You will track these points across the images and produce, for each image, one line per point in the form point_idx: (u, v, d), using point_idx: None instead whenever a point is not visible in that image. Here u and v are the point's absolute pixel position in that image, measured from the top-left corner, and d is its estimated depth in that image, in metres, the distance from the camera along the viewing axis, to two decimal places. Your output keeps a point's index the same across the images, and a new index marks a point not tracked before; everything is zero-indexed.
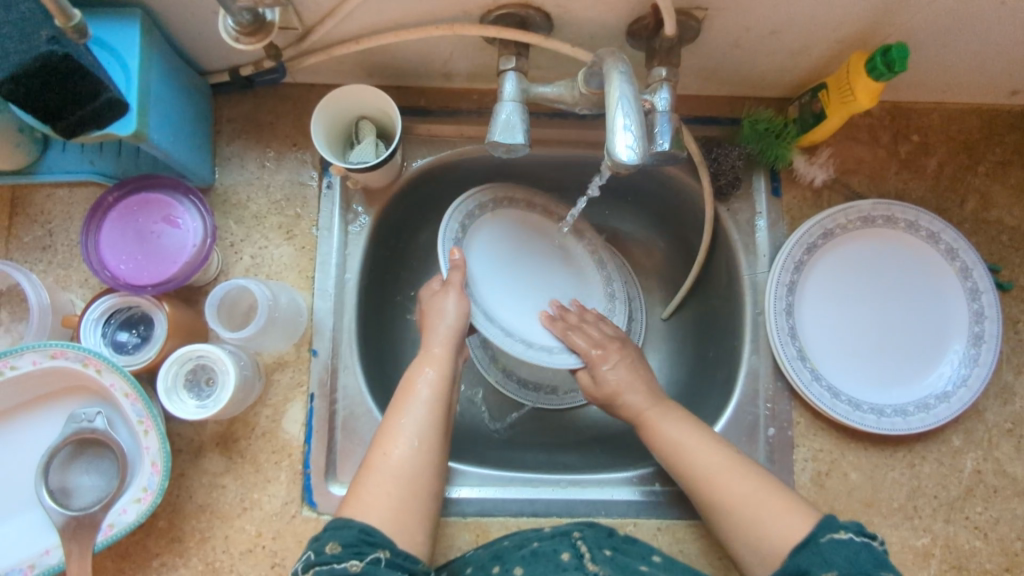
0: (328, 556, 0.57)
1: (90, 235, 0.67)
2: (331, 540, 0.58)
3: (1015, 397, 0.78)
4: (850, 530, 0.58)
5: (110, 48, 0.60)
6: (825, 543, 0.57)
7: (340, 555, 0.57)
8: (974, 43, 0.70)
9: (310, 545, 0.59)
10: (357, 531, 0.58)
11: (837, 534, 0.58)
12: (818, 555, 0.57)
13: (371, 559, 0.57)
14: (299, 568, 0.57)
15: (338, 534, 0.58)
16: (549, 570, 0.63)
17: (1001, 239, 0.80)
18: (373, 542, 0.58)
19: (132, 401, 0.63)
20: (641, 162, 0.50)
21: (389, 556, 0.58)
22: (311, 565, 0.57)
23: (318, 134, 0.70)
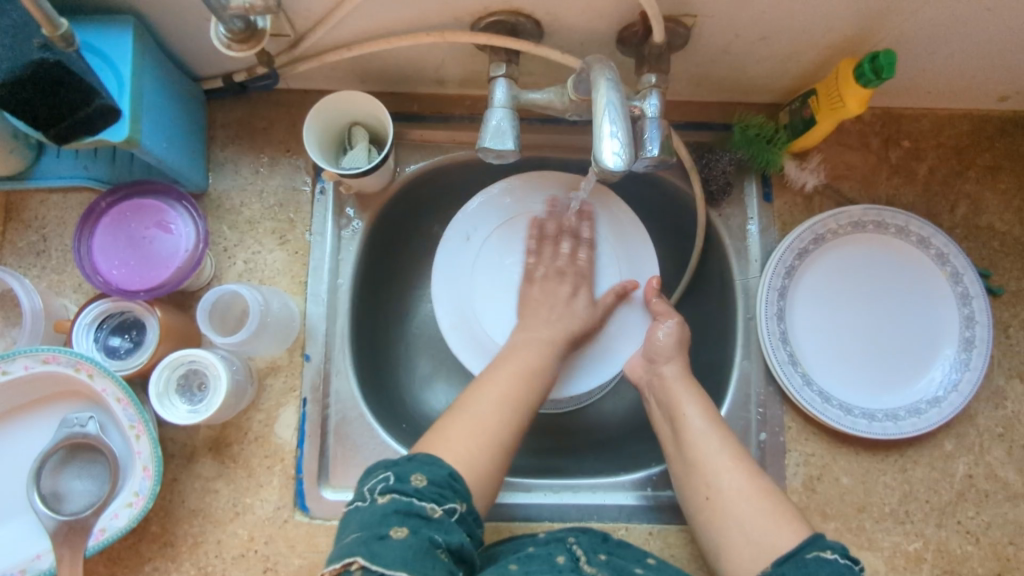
0: (411, 487, 0.56)
1: (83, 240, 0.67)
2: (417, 472, 0.58)
3: (1007, 402, 0.78)
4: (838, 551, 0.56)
5: (101, 55, 0.61)
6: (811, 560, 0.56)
7: (425, 491, 0.56)
8: (962, 49, 0.70)
9: (391, 468, 0.58)
10: (446, 475, 0.58)
11: (824, 554, 0.56)
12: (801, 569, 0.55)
13: (449, 508, 0.57)
14: (378, 488, 0.56)
15: (426, 469, 0.58)
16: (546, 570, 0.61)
17: (991, 244, 0.80)
18: (456, 488, 0.58)
19: (124, 405, 0.63)
20: (628, 169, 0.50)
21: (462, 510, 0.58)
22: (390, 490, 0.56)
23: (311, 139, 0.70)
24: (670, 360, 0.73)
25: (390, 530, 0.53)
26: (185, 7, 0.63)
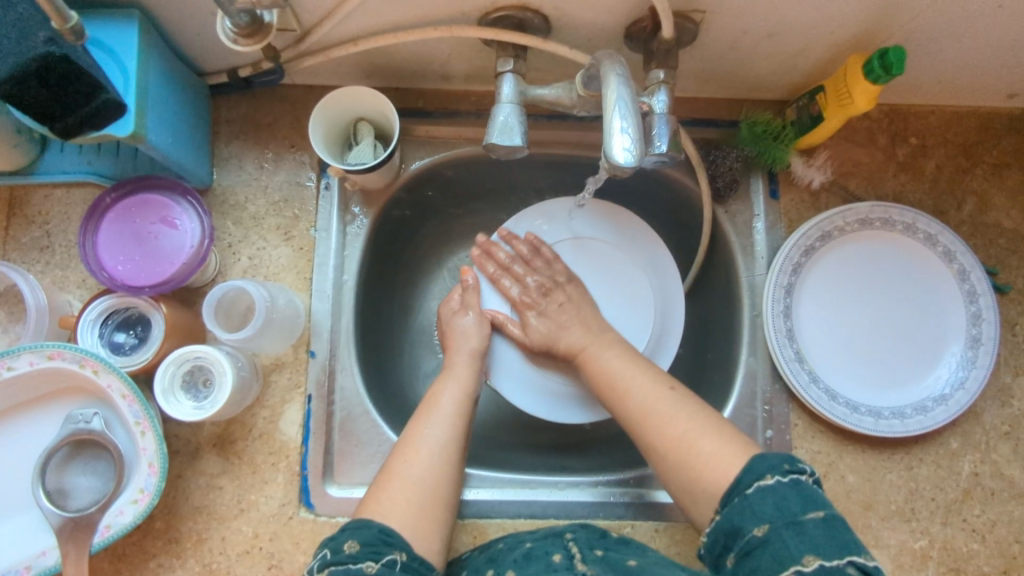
0: (344, 555, 0.58)
1: (88, 235, 0.67)
2: (349, 539, 0.59)
3: (1013, 399, 0.78)
4: (778, 472, 0.55)
5: (107, 49, 0.60)
6: (754, 493, 0.55)
7: (358, 554, 0.57)
8: (970, 46, 0.70)
9: (326, 545, 0.60)
10: (378, 532, 0.60)
11: (763, 481, 0.55)
12: (747, 508, 0.55)
13: (386, 561, 0.58)
14: (316, 566, 0.58)
15: (356, 534, 0.59)
16: (540, 571, 0.63)
17: (999, 241, 0.80)
18: (390, 542, 0.59)
19: (129, 402, 0.63)
20: (638, 164, 0.49)
21: (405, 559, 0.59)
22: (327, 563, 0.57)
23: (317, 135, 0.70)
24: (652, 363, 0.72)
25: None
26: (190, 2, 0.62)
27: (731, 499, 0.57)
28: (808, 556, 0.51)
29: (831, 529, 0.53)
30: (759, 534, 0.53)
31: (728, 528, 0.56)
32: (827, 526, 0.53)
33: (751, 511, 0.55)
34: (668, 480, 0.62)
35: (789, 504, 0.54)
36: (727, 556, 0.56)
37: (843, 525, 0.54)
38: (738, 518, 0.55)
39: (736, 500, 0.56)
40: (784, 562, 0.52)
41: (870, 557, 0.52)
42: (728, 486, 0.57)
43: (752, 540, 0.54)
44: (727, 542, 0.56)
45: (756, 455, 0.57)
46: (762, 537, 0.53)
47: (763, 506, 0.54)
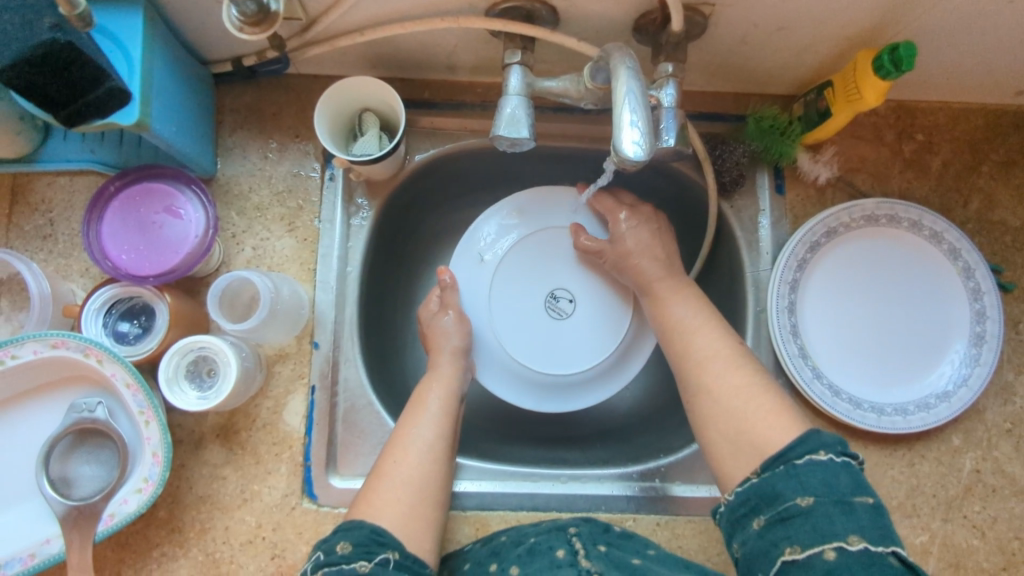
0: (338, 556, 0.58)
1: (92, 224, 0.67)
2: (342, 540, 0.59)
3: (1015, 397, 0.78)
4: (832, 451, 0.57)
5: (111, 37, 0.59)
6: (803, 464, 0.56)
7: (351, 555, 0.58)
8: (981, 42, 0.70)
9: (319, 547, 0.60)
10: (369, 532, 0.60)
11: (815, 455, 0.56)
12: (793, 476, 0.56)
13: (380, 560, 0.58)
14: (310, 568, 0.59)
15: (349, 534, 0.60)
16: (545, 568, 0.62)
17: (1004, 239, 0.80)
18: (383, 541, 0.60)
19: (133, 391, 0.63)
20: (648, 158, 0.49)
21: (397, 557, 0.59)
22: (321, 565, 0.58)
23: (322, 125, 0.69)
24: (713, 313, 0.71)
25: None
26: None
27: (776, 466, 0.57)
28: (853, 535, 0.52)
29: (876, 517, 0.54)
30: (803, 503, 0.54)
31: (767, 493, 0.57)
32: (874, 513, 0.54)
33: (798, 480, 0.55)
34: (708, 432, 0.64)
35: (838, 483, 0.55)
36: (756, 517, 0.57)
37: (886, 517, 0.54)
38: (781, 485, 0.56)
39: (781, 467, 0.57)
40: (825, 535, 0.53)
41: (906, 550, 0.53)
42: (774, 453, 0.58)
43: (791, 508, 0.55)
44: (760, 504, 0.57)
45: (812, 430, 0.58)
46: (806, 507, 0.54)
47: (810, 478, 0.55)
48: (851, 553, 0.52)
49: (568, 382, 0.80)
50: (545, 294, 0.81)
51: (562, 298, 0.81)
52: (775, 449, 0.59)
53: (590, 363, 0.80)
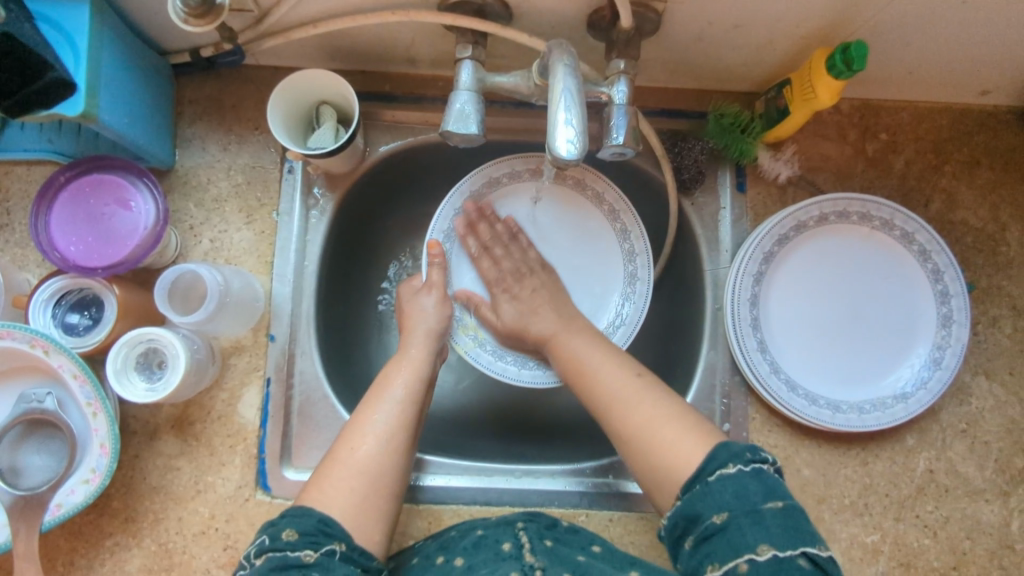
0: (282, 542, 0.56)
1: (40, 216, 0.66)
2: (287, 527, 0.57)
3: (971, 398, 0.78)
4: (739, 461, 0.56)
5: (57, 27, 0.59)
6: (715, 481, 0.56)
7: (296, 542, 0.56)
8: (939, 42, 0.69)
9: (266, 529, 0.58)
10: (316, 521, 0.58)
11: (724, 470, 0.56)
12: (706, 495, 0.56)
13: (326, 551, 0.56)
14: (254, 552, 0.57)
15: (295, 522, 0.58)
16: (489, 560, 0.62)
17: (965, 240, 0.80)
18: (329, 532, 0.58)
19: (81, 382, 0.63)
20: (581, 157, 0.49)
21: (343, 549, 0.57)
22: (265, 551, 0.56)
23: (276, 118, 0.69)
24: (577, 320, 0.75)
25: None
26: None
27: (693, 485, 0.57)
28: (763, 545, 0.52)
29: (789, 526, 0.53)
30: (718, 521, 0.54)
31: (688, 513, 0.56)
32: (785, 518, 0.53)
33: (711, 498, 0.55)
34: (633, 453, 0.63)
35: (749, 494, 0.54)
36: (686, 537, 0.57)
37: (801, 516, 0.54)
38: (700, 505, 0.56)
39: (697, 486, 0.57)
40: (739, 549, 0.52)
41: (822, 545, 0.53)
42: (691, 472, 0.58)
43: (710, 526, 0.54)
44: (685, 525, 0.57)
45: (719, 445, 0.58)
46: (721, 523, 0.54)
47: (722, 495, 0.55)
48: (762, 563, 0.52)
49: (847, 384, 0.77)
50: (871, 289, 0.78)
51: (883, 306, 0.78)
52: (688, 469, 0.58)
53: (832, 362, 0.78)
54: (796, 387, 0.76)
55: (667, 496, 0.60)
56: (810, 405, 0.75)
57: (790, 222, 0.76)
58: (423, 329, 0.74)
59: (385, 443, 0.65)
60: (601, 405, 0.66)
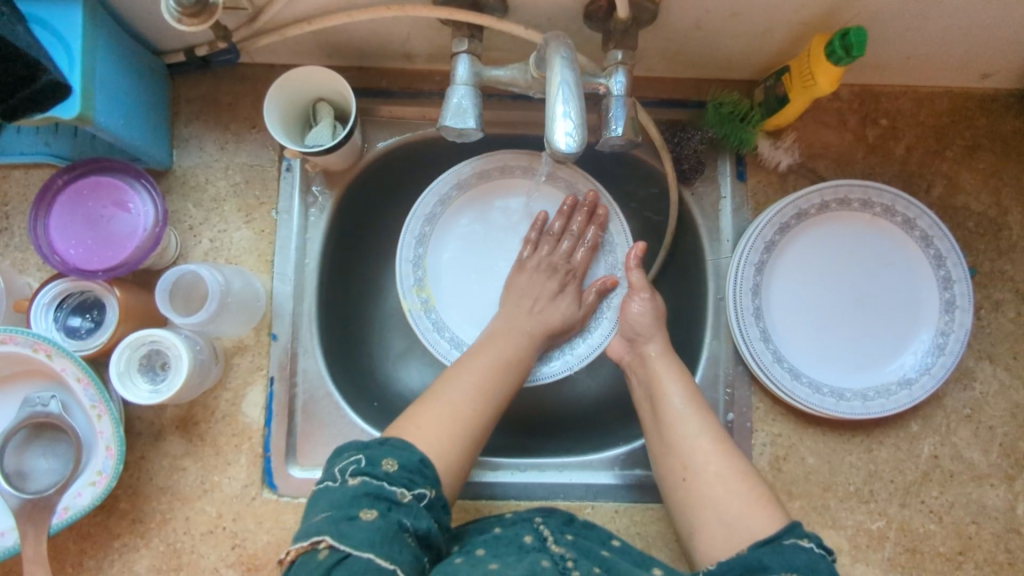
0: (381, 471, 0.57)
1: (39, 219, 0.66)
2: (389, 457, 0.58)
3: (975, 383, 0.78)
4: (815, 541, 0.58)
5: (50, 28, 0.59)
6: (789, 546, 0.57)
7: (394, 475, 0.57)
8: (939, 25, 0.69)
9: (364, 451, 0.59)
10: (417, 461, 0.59)
11: (801, 541, 0.57)
12: (780, 553, 0.56)
13: (418, 494, 0.57)
14: (349, 470, 0.57)
15: (398, 454, 0.59)
16: (512, 551, 0.61)
17: (967, 225, 0.80)
18: (426, 475, 0.59)
19: (84, 385, 0.63)
20: (581, 151, 0.49)
21: (432, 496, 0.58)
22: (361, 472, 0.57)
23: (273, 117, 0.69)
24: (651, 338, 0.73)
25: (359, 512, 0.54)
26: None
27: (765, 543, 0.57)
28: None
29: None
30: None
31: (752, 564, 0.56)
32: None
33: (788, 560, 0.56)
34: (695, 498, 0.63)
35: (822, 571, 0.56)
36: None
37: None
38: (768, 558, 0.56)
39: (770, 545, 0.57)
40: None
41: None
42: (760, 537, 0.59)
43: None
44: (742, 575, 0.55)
45: (795, 520, 0.59)
46: None
47: (797, 558, 0.56)
48: None
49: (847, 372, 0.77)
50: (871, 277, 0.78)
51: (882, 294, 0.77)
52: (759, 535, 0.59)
53: (832, 351, 0.77)
54: (799, 376, 0.76)
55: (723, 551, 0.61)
56: (813, 394, 0.75)
57: (790, 211, 0.76)
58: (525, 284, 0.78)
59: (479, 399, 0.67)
60: (668, 458, 0.67)
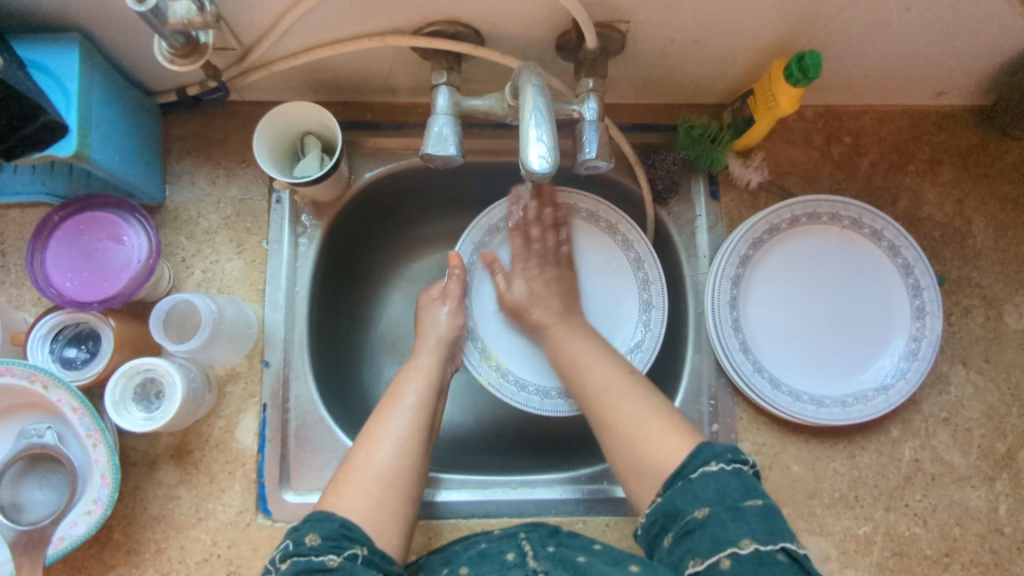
0: (306, 547, 0.58)
1: (36, 253, 0.68)
2: (311, 531, 0.60)
3: (950, 387, 0.81)
4: (721, 460, 0.60)
5: (48, 72, 0.62)
6: (697, 477, 0.60)
7: (319, 548, 0.58)
8: (890, 48, 0.73)
9: (289, 535, 0.61)
10: (338, 526, 0.60)
11: (707, 466, 0.60)
12: (688, 489, 0.60)
13: (348, 555, 0.58)
14: (278, 557, 0.59)
15: (319, 527, 0.60)
16: (494, 569, 0.63)
17: (932, 235, 0.83)
18: (352, 536, 0.60)
19: (80, 415, 0.64)
20: (554, 171, 0.52)
21: (365, 553, 0.60)
22: (288, 555, 0.58)
23: (262, 150, 0.72)
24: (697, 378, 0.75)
25: None
26: (129, 26, 0.64)
27: (675, 483, 0.61)
28: (745, 540, 0.55)
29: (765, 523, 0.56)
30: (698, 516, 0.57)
31: (668, 510, 0.60)
32: (764, 514, 0.57)
33: (694, 494, 0.59)
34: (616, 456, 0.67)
35: (730, 491, 0.58)
36: (665, 535, 0.60)
37: (778, 516, 0.57)
38: (678, 500, 0.59)
39: (678, 484, 0.61)
40: (719, 544, 0.55)
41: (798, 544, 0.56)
42: (672, 472, 0.62)
43: (691, 521, 0.58)
44: (665, 521, 0.60)
45: (702, 443, 0.62)
46: (702, 518, 0.57)
47: (704, 490, 0.59)
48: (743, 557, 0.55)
49: (824, 381, 0.79)
50: (842, 289, 0.81)
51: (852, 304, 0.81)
52: (672, 468, 0.62)
53: (809, 361, 0.80)
54: (780, 385, 0.78)
55: (646, 492, 0.64)
56: (794, 402, 0.77)
57: (762, 226, 0.79)
58: (435, 337, 0.76)
59: (401, 450, 0.66)
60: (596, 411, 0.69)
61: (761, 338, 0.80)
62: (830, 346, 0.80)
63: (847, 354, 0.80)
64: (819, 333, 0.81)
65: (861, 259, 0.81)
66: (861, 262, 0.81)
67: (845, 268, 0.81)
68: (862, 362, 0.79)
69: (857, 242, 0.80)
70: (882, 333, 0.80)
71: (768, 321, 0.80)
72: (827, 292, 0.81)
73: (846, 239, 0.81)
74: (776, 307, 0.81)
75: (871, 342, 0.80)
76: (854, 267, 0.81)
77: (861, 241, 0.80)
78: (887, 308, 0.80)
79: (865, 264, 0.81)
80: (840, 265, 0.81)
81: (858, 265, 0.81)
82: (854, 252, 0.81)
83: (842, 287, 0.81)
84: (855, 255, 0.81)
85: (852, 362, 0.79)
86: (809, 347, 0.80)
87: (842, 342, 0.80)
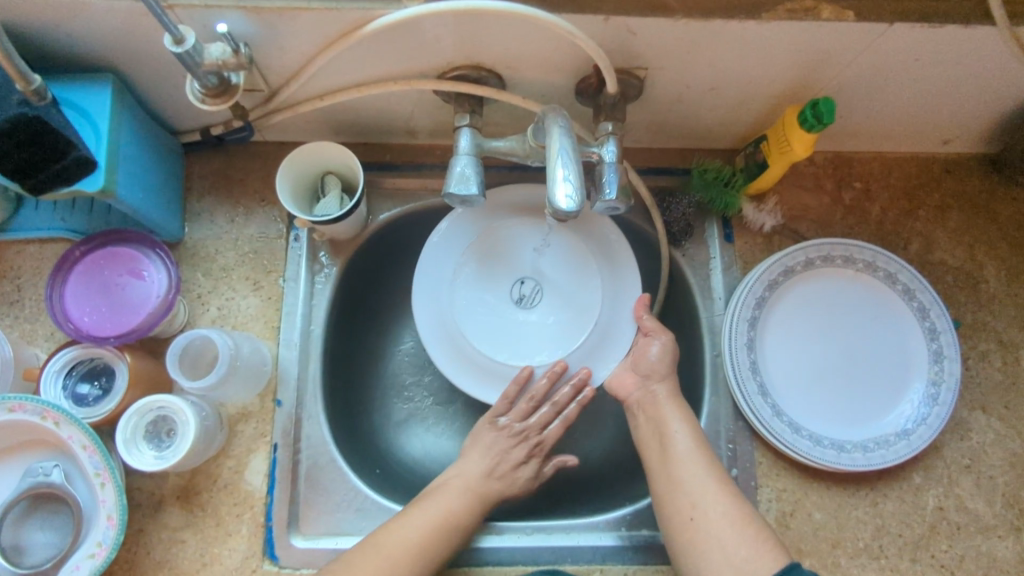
0: None
1: (55, 287, 0.68)
2: None
3: (971, 433, 0.79)
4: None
5: (80, 110, 0.63)
6: None
7: None
8: (900, 97, 0.75)
9: None
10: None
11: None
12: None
13: None
14: None
15: None
16: None
17: (945, 279, 0.83)
18: None
19: (89, 453, 0.63)
20: (580, 210, 0.52)
21: None
22: None
23: (284, 189, 0.73)
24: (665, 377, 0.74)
25: None
26: (160, 67, 0.66)
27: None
28: None
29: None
30: None
31: None
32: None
33: None
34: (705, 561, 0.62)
35: None
36: None
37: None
38: None
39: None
40: None
41: None
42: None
43: None
44: None
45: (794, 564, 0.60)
46: None
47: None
48: None
49: (843, 426, 0.78)
50: (857, 331, 0.81)
51: (867, 348, 0.80)
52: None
53: (828, 405, 0.79)
54: (799, 429, 0.77)
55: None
56: (814, 447, 0.75)
57: (778, 268, 0.79)
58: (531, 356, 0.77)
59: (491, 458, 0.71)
60: (675, 497, 0.66)
61: (779, 380, 0.79)
62: (849, 390, 0.79)
63: (864, 397, 0.79)
64: (835, 375, 0.80)
65: (875, 302, 0.81)
66: (875, 305, 0.81)
67: (860, 310, 0.81)
68: (882, 406, 0.78)
69: (871, 285, 0.81)
70: (900, 377, 0.79)
71: (784, 364, 0.80)
72: (842, 335, 0.81)
73: (860, 283, 0.81)
74: (791, 350, 0.80)
75: (889, 386, 0.79)
76: (869, 309, 0.81)
77: (874, 285, 0.81)
78: (903, 352, 0.80)
79: (879, 308, 0.81)
80: (854, 308, 0.81)
81: (872, 308, 0.81)
82: (868, 296, 0.81)
83: (857, 330, 0.81)
84: (870, 298, 0.81)
85: (871, 407, 0.78)
86: (826, 391, 0.79)
87: (860, 386, 0.79)
